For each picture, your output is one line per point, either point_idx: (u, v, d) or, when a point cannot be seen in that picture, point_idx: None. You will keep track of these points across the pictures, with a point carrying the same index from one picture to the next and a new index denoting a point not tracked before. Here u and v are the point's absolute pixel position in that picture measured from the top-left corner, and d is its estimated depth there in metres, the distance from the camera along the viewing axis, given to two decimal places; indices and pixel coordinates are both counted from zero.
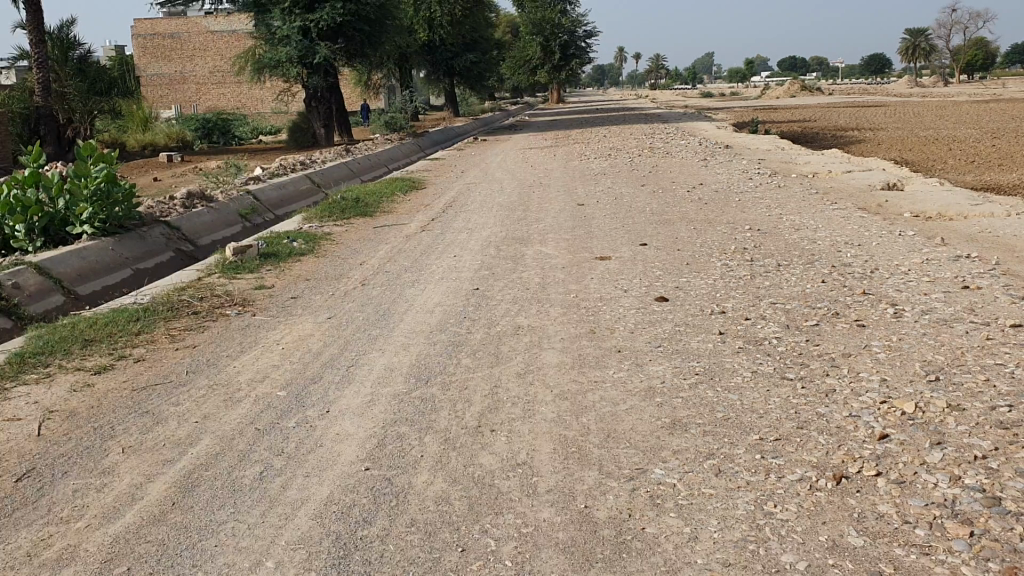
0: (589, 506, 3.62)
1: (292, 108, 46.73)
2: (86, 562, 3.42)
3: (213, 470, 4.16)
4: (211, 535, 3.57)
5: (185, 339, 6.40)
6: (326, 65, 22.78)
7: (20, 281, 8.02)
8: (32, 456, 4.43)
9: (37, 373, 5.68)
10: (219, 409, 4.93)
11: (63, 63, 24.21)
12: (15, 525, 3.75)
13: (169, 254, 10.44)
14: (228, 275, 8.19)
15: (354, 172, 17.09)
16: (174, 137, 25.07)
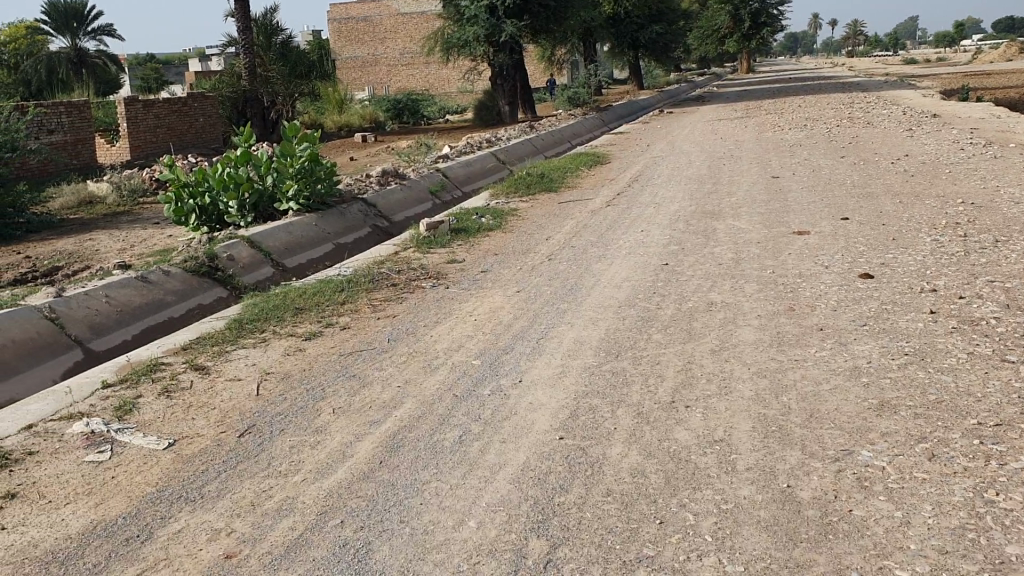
0: (791, 485, 3.51)
1: (478, 87, 47.66)
2: (303, 513, 3.66)
3: (416, 432, 4.34)
4: (415, 494, 3.72)
5: (385, 309, 6.69)
6: (512, 42, 23.05)
7: (235, 254, 8.65)
8: (253, 414, 4.78)
9: (254, 337, 6.12)
10: (418, 375, 5.13)
11: (268, 48, 25.71)
12: (240, 475, 4.06)
13: (367, 229, 10.92)
14: (422, 249, 8.48)
15: (539, 148, 17.24)
16: (368, 118, 26.14)
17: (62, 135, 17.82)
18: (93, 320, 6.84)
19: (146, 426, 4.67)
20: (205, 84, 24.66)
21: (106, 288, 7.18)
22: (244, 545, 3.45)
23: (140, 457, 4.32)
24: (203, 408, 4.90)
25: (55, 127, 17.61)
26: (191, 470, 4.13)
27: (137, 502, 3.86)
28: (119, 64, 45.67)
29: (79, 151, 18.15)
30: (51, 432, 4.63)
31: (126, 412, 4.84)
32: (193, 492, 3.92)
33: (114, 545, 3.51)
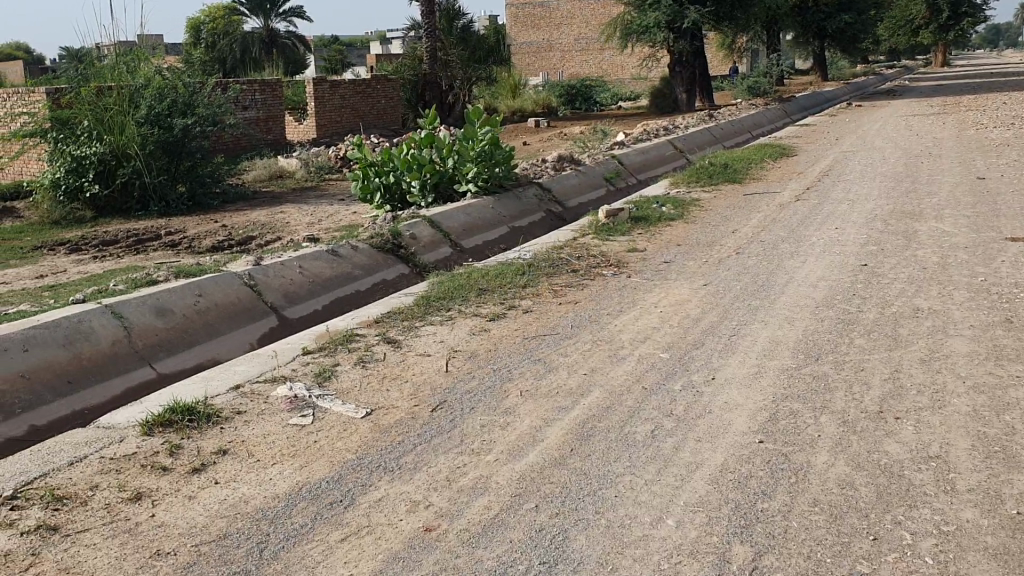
0: (1021, 513, 3.25)
1: (652, 74, 47.10)
2: (499, 494, 3.68)
3: (608, 422, 4.28)
4: (610, 485, 3.67)
5: (567, 294, 6.67)
6: (694, 29, 22.61)
7: (417, 232, 8.86)
8: (443, 390, 4.86)
9: (441, 315, 6.23)
10: (605, 364, 5.08)
11: (449, 32, 26.24)
12: (434, 450, 4.13)
13: (542, 214, 10.96)
14: (602, 236, 8.42)
15: (717, 137, 16.82)
16: (542, 103, 26.24)
17: (256, 111, 18.77)
18: (288, 289, 7.14)
19: (344, 394, 4.83)
20: (388, 67, 25.42)
21: (300, 260, 7.50)
22: (442, 520, 3.50)
23: (340, 424, 4.47)
24: (396, 380, 5.03)
25: (250, 104, 18.57)
26: (388, 441, 4.24)
27: (339, 467, 3.99)
28: (308, 46, 47.66)
29: (270, 128, 19.07)
30: (257, 393, 4.87)
31: (324, 379, 5.03)
32: (391, 463, 4.02)
33: (319, 508, 3.63)
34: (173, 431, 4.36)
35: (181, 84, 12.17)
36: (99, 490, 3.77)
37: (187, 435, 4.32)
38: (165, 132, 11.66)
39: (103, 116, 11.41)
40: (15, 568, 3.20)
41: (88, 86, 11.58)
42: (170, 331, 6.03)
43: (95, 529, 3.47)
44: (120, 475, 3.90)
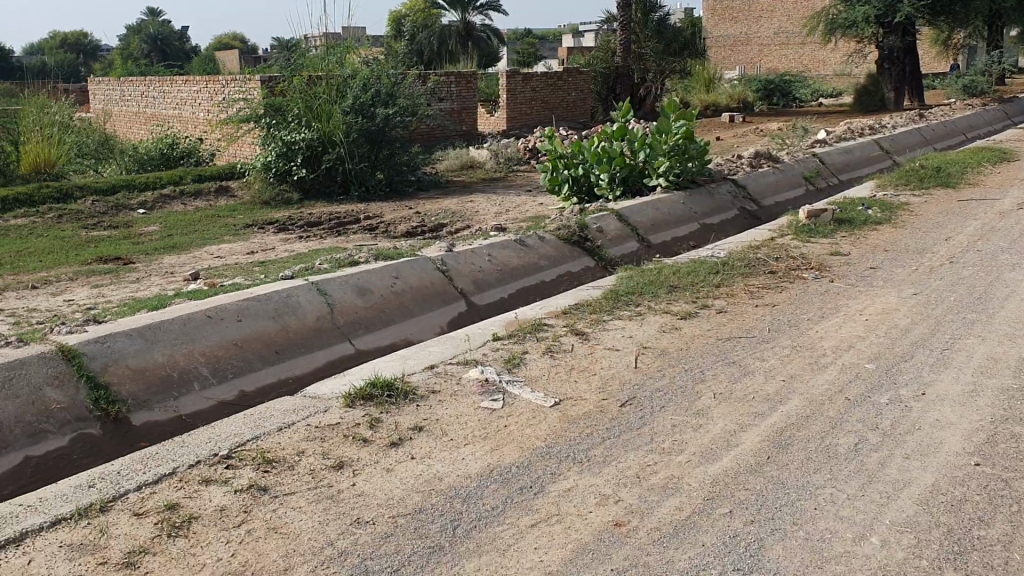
0: None
1: (855, 71, 44.99)
2: (690, 496, 3.60)
3: (807, 432, 4.11)
4: (809, 497, 3.52)
5: (763, 297, 6.46)
6: (906, 24, 21.38)
7: (605, 226, 8.83)
8: (633, 386, 4.82)
9: (630, 310, 6.19)
10: (804, 371, 4.88)
11: (644, 25, 25.99)
12: (624, 446, 4.09)
13: (734, 211, 10.67)
14: (801, 237, 8.10)
15: (927, 138, 15.83)
16: (737, 98, 25.55)
17: (451, 103, 19.28)
18: (479, 276, 7.30)
19: (533, 382, 4.89)
20: (580, 61, 25.48)
21: (489, 248, 7.64)
22: (632, 516, 3.47)
23: (529, 411, 4.52)
24: (585, 372, 5.03)
25: (446, 96, 19.09)
26: (578, 432, 4.25)
27: (528, 454, 4.03)
28: (502, 40, 48.50)
29: (463, 120, 19.54)
30: (451, 374, 5.00)
31: (514, 365, 5.11)
32: (581, 454, 4.02)
33: (509, 492, 3.67)
34: (373, 405, 4.53)
35: (385, 74, 12.62)
36: (304, 455, 3.92)
37: (386, 410, 4.48)
38: (368, 121, 12.15)
39: (313, 104, 11.99)
40: (229, 523, 3.31)
41: (300, 75, 12.21)
42: (368, 310, 6.28)
43: (301, 493, 3.58)
44: (324, 443, 4.05)
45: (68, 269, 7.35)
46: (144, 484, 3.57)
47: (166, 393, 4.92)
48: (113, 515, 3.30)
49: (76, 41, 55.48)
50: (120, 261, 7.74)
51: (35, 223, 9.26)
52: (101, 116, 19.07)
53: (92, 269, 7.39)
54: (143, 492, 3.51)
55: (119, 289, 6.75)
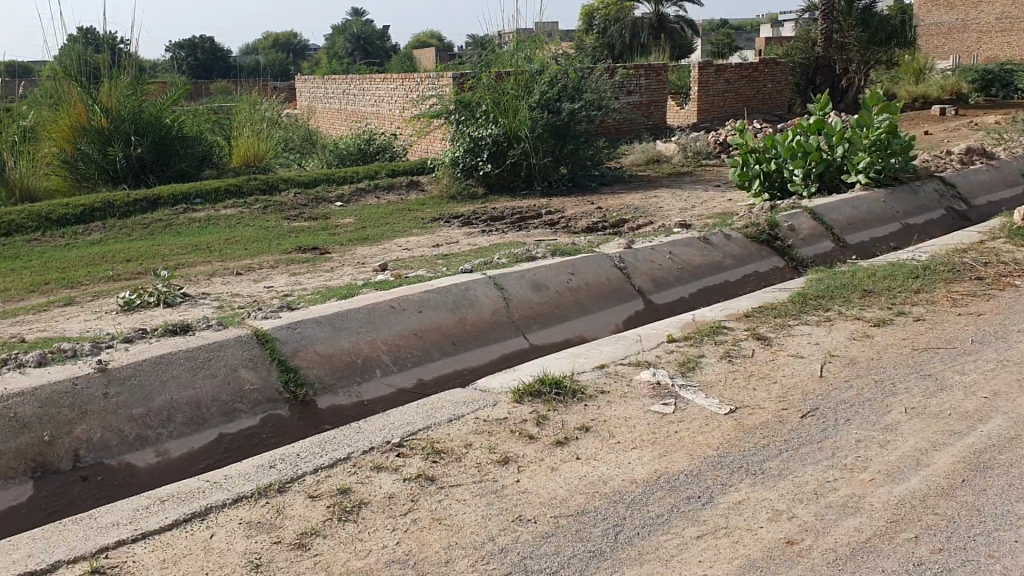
0: None
1: None
2: (873, 517, 3.37)
3: (1010, 456, 3.76)
4: (1010, 528, 3.22)
5: (969, 305, 5.97)
6: None
7: (796, 224, 8.45)
8: (816, 396, 4.57)
9: (818, 315, 5.89)
10: (1011, 389, 4.47)
11: (848, 12, 24.77)
12: (801, 459, 3.88)
13: (941, 211, 9.93)
14: (1015, 240, 7.45)
15: None
16: (949, 90, 23.81)
17: (640, 97, 19.08)
18: (659, 274, 7.17)
19: (708, 387, 4.73)
20: (777, 51, 24.59)
21: (671, 246, 7.49)
22: (806, 535, 3.28)
23: (703, 417, 4.37)
24: (765, 380, 4.82)
25: (634, 89, 18.91)
26: (753, 442, 4.07)
27: (698, 462, 3.90)
28: (696, 31, 47.47)
29: (652, 113, 19.28)
30: (623, 375, 4.92)
31: (689, 368, 4.97)
32: (754, 465, 3.85)
33: (676, 500, 3.56)
34: (541, 402, 4.52)
35: (573, 68, 12.60)
36: (472, 448, 3.95)
37: (554, 408, 4.46)
38: (555, 116, 12.19)
39: (501, 100, 12.15)
40: (397, 511, 3.36)
41: (490, 71, 12.40)
42: (545, 305, 6.30)
43: (467, 486, 3.61)
44: (491, 437, 4.07)
45: (270, 258, 7.77)
46: (320, 467, 3.68)
47: (350, 378, 5.11)
48: (289, 496, 3.42)
49: (287, 41, 58.97)
50: (317, 251, 8.12)
51: (243, 214, 9.87)
52: (306, 112, 20.14)
53: (290, 258, 7.78)
54: (318, 474, 3.62)
55: (313, 277, 7.05)
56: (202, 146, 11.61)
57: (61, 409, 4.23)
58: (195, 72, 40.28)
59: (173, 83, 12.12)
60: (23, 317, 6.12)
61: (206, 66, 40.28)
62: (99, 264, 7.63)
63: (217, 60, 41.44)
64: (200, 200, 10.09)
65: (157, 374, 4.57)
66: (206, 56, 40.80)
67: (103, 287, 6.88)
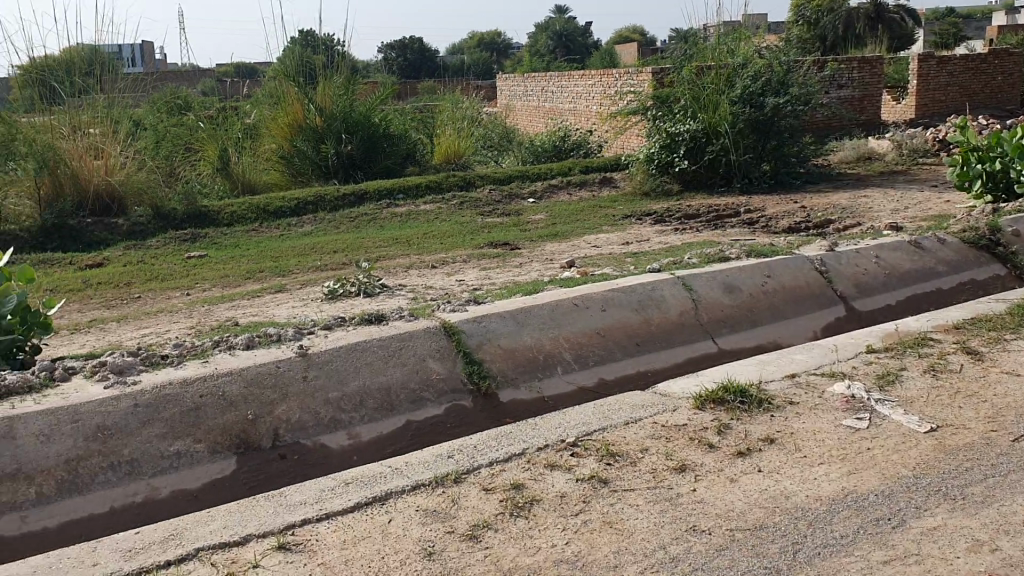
0: None
1: None
2: None
3: None
4: None
5: None
6: None
7: (1021, 228, 7.76)
8: None
9: None
10: None
11: None
12: (1010, 487, 3.57)
13: None
14: None
15: None
16: None
17: (851, 91, 18.11)
18: (862, 279, 6.79)
19: (908, 403, 4.43)
20: (1010, 40, 22.67)
21: (878, 250, 7.07)
22: (1009, 570, 3.01)
23: (899, 434, 4.10)
24: (973, 398, 4.46)
25: (846, 83, 17.98)
26: (954, 465, 3.78)
27: (891, 483, 3.65)
28: (917, 20, 44.54)
29: (864, 108, 18.27)
30: (813, 386, 4.70)
31: (888, 382, 4.68)
32: (954, 490, 3.57)
33: (863, 521, 3.36)
34: (724, 410, 4.39)
35: (777, 62, 12.08)
36: (648, 453, 3.89)
37: (737, 417, 4.32)
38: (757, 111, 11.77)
39: (701, 95, 11.85)
40: (568, 511, 3.35)
41: (690, 66, 12.12)
42: (735, 309, 6.12)
43: (640, 490, 3.55)
44: (669, 443, 4.00)
45: (464, 252, 7.96)
46: (496, 461, 3.73)
47: (532, 373, 5.17)
48: (464, 487, 3.49)
49: (493, 40, 60.33)
50: (509, 247, 8.24)
51: (441, 210, 10.18)
52: (507, 109, 20.47)
53: (483, 253, 7.94)
54: (493, 468, 3.67)
55: (504, 272, 7.15)
56: (405, 144, 12.06)
57: (265, 389, 4.52)
58: (404, 72, 41.34)
59: (382, 82, 12.64)
60: (238, 301, 6.61)
61: (415, 67, 41.21)
62: (307, 254, 8.10)
63: (426, 61, 42.17)
64: (402, 196, 10.51)
65: (352, 360, 4.79)
66: (414, 57, 41.54)
67: (310, 277, 7.29)
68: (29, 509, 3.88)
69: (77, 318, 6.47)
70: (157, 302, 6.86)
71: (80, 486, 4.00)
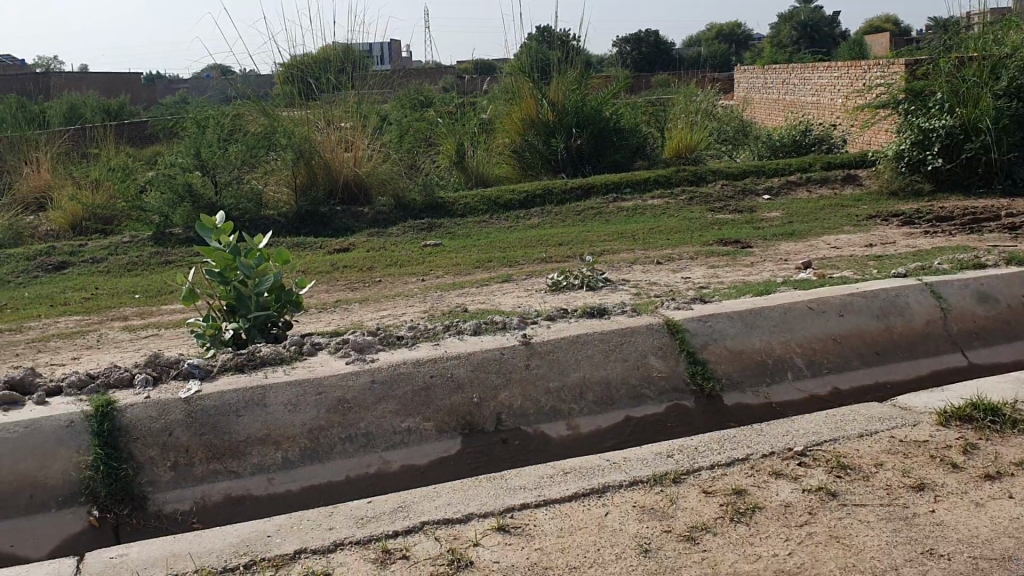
0: None
1: None
2: None
3: None
4: None
5: None
6: None
7: None
8: None
9: None
10: None
11: None
12: None
13: None
14: None
15: None
16: None
17: None
18: None
19: None
20: None
21: None
22: None
23: None
24: None
25: None
26: None
27: None
28: None
29: None
30: None
31: None
32: None
33: None
34: (971, 430, 4.05)
35: None
36: (883, 469, 3.64)
37: (986, 438, 3.97)
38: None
39: (960, 88, 10.91)
40: (793, 521, 3.19)
41: (950, 57, 11.18)
42: (989, 321, 5.61)
43: (872, 507, 3.33)
44: (907, 460, 3.73)
45: (691, 249, 7.80)
46: (717, 463, 3.59)
47: (759, 378, 5.00)
48: (684, 488, 3.37)
49: (732, 31, 58.77)
50: (738, 245, 7.99)
51: (670, 205, 9.95)
52: (744, 102, 19.75)
53: (711, 250, 7.74)
54: (714, 470, 3.53)
55: (733, 271, 6.94)
56: (637, 138, 11.92)
57: (489, 375, 4.65)
58: (637, 65, 40.29)
59: (616, 75, 12.60)
60: (467, 290, 6.85)
61: (649, 60, 40.10)
62: (535, 246, 8.27)
63: (662, 53, 40.74)
64: (630, 190, 10.33)
65: (574, 350, 4.81)
66: (650, 50, 40.29)
67: (537, 268, 7.41)
68: (276, 471, 4.26)
69: (323, 299, 6.97)
70: (394, 286, 7.25)
71: (321, 454, 4.33)
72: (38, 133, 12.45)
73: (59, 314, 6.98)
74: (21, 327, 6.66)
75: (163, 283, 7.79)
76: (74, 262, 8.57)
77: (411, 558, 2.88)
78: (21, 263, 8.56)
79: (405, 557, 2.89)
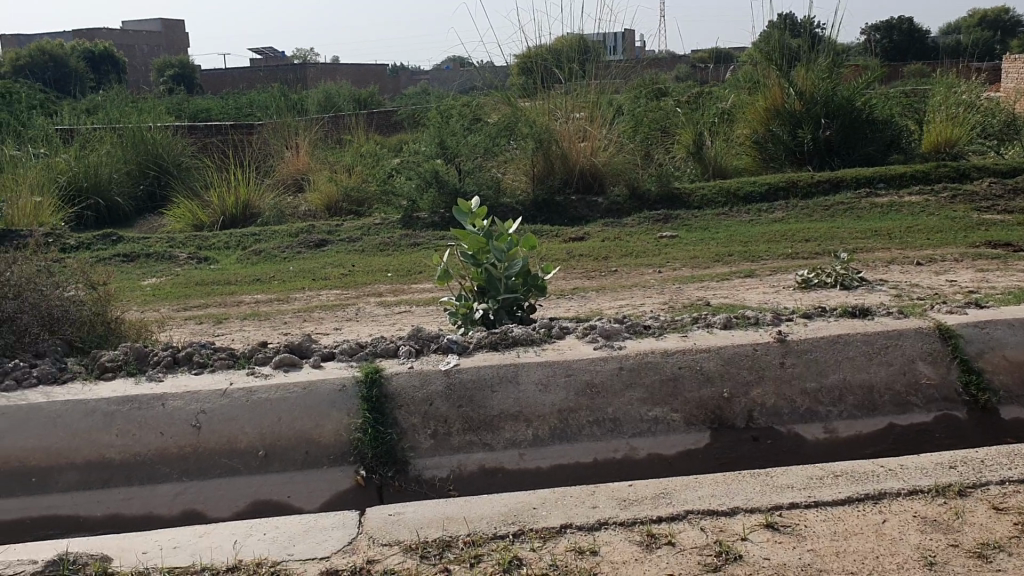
0: None
1: None
2: None
3: None
4: None
5: None
6: None
7: None
8: None
9: None
10: None
11: None
12: None
13: None
14: None
15: None
16: None
17: None
18: None
19: None
20: None
21: None
22: None
23: None
24: None
25: None
26: None
27: None
28: None
29: None
30: None
31: None
32: None
33: None
34: None
35: None
36: None
37: None
38: None
39: None
40: None
41: None
42: None
43: None
44: None
45: (954, 251, 7.25)
46: (1009, 479, 3.30)
47: None
48: (970, 502, 3.14)
49: (996, 18, 54.06)
50: (1009, 249, 7.35)
51: (929, 202, 9.29)
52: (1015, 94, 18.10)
53: (978, 253, 7.17)
54: (1005, 487, 3.26)
55: (1005, 276, 6.39)
56: (892, 130, 11.12)
57: (741, 370, 4.53)
58: (887, 55, 37.90)
59: (870, 66, 11.92)
60: (708, 282, 6.74)
61: (901, 49, 37.64)
62: (778, 241, 8.01)
63: (915, 41, 38.06)
64: (884, 185, 9.74)
65: (834, 352, 4.60)
66: (902, 38, 37.77)
67: (781, 264, 7.16)
68: (527, 448, 4.37)
69: (563, 285, 7.07)
70: (632, 277, 7.24)
71: (570, 434, 4.40)
72: (300, 120, 13.43)
73: (320, 287, 7.51)
74: (289, 297, 7.22)
75: (411, 263, 8.19)
76: (332, 240, 9.19)
77: (678, 545, 2.89)
78: (286, 240, 9.28)
79: (671, 543, 2.90)
